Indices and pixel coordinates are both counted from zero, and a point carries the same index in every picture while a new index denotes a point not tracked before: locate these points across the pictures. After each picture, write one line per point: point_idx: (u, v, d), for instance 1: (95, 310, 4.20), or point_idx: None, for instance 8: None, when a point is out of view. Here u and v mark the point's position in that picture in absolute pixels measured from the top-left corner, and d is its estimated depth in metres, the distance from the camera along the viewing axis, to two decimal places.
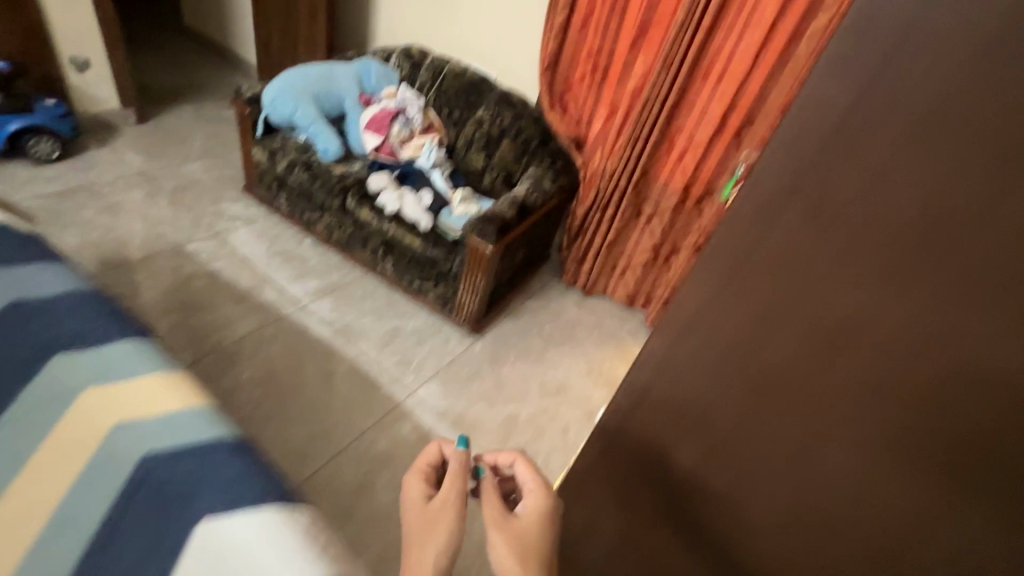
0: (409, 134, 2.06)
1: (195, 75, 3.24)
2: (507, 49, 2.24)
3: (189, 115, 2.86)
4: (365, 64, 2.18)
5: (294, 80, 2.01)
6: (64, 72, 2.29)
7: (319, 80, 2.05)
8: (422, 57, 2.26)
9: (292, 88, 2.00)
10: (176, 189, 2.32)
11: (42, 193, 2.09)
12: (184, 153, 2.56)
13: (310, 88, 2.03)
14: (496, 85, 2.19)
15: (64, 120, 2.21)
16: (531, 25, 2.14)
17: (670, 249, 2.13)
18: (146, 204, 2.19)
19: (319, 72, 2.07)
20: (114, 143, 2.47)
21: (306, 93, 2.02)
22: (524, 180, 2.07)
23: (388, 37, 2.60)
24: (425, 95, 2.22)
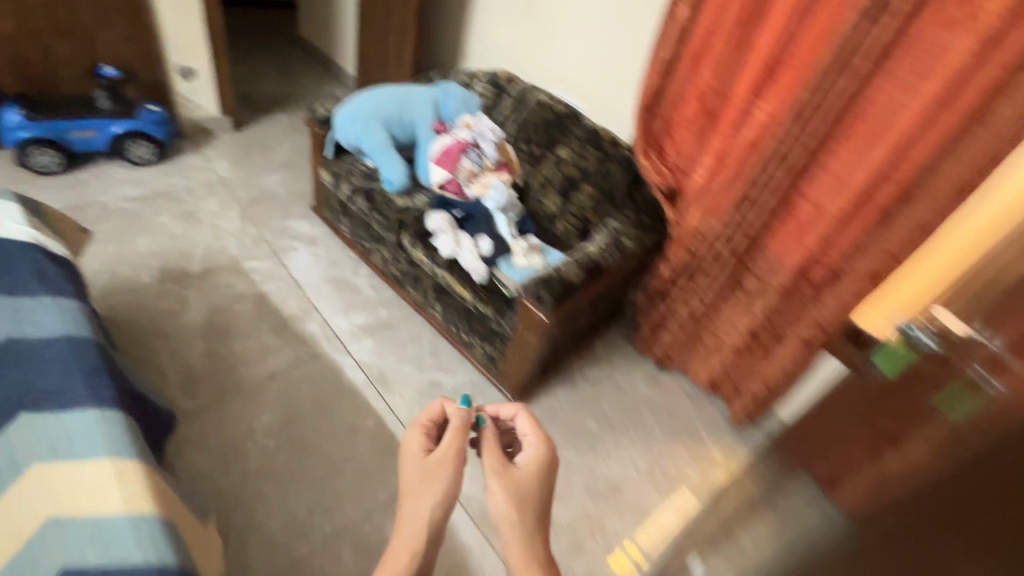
0: (478, 170, 1.85)
1: (299, 85, 3.32)
2: (603, 81, 1.96)
3: (281, 125, 2.90)
4: (446, 90, 2.02)
5: (368, 102, 1.90)
6: (171, 79, 2.38)
7: (393, 104, 1.93)
8: (508, 84, 2.06)
9: (365, 111, 1.89)
10: (250, 201, 2.31)
11: (130, 195, 2.16)
12: (267, 164, 2.57)
13: (383, 112, 1.91)
14: (585, 120, 1.93)
15: (162, 126, 2.29)
16: (634, 56, 1.84)
17: (773, 337, 1.73)
18: (218, 214, 2.20)
19: (396, 95, 1.95)
20: (207, 148, 2.54)
21: (379, 117, 1.90)
22: (602, 234, 1.78)
23: (476, 59, 2.42)
24: (505, 126, 2.01)
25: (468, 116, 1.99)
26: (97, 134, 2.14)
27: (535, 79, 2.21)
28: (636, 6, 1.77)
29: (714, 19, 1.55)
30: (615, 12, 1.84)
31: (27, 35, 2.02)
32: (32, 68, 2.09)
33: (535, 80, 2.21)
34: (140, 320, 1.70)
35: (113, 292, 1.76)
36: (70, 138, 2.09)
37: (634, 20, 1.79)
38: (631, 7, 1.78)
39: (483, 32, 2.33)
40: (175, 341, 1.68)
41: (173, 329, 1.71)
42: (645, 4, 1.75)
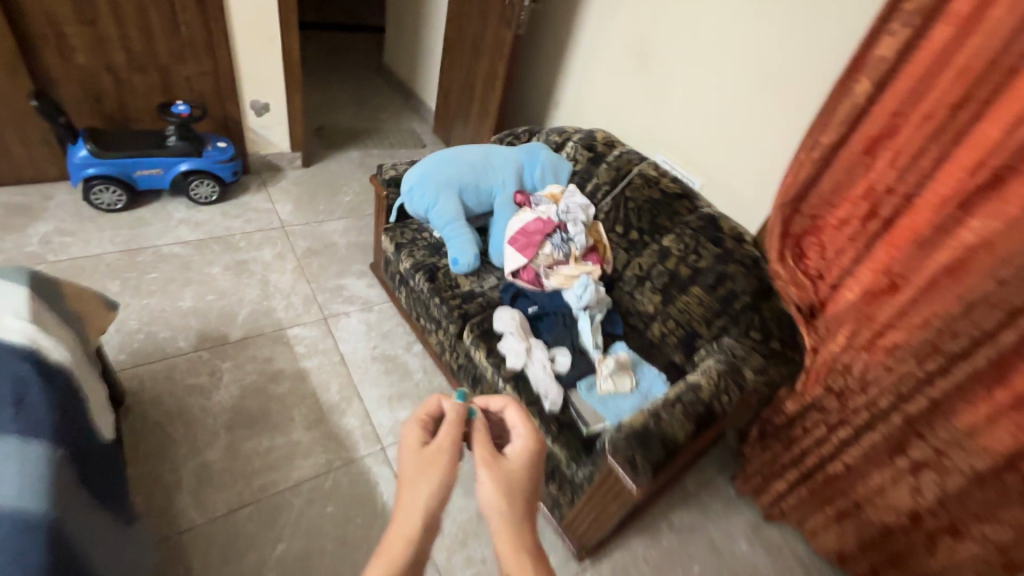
0: (562, 256, 1.52)
1: (377, 118, 3.17)
2: (730, 161, 1.60)
3: (353, 163, 2.74)
4: (532, 152, 1.72)
5: (442, 166, 1.63)
6: (244, 115, 2.27)
7: (470, 169, 1.65)
8: (607, 150, 1.73)
9: (437, 175, 1.62)
10: (308, 252, 2.13)
11: (185, 238, 2.02)
12: (332, 208, 2.39)
13: (458, 178, 1.63)
14: (703, 202, 1.54)
15: (228, 164, 2.15)
16: (776, 137, 1.46)
17: (948, 529, 1.26)
18: (271, 266, 2.02)
19: (475, 158, 1.67)
20: (273, 188, 2.40)
21: (452, 184, 1.62)
22: (712, 357, 1.40)
23: (569, 109, 2.13)
24: (597, 200, 1.67)
25: (555, 187, 1.69)
26: (161, 173, 2.04)
27: (639, 140, 1.89)
28: (787, 77, 1.40)
29: (906, 98, 1.15)
30: (755, 82, 1.47)
31: (106, 67, 1.95)
32: (109, 101, 2.02)
33: (639, 141, 1.89)
34: (166, 396, 1.52)
35: (145, 359, 1.60)
36: (135, 176, 1.99)
37: (781, 94, 1.42)
38: (779, 79, 1.41)
39: (582, 81, 2.04)
40: (197, 428, 1.47)
41: (200, 413, 1.51)
42: (800, 77, 1.37)
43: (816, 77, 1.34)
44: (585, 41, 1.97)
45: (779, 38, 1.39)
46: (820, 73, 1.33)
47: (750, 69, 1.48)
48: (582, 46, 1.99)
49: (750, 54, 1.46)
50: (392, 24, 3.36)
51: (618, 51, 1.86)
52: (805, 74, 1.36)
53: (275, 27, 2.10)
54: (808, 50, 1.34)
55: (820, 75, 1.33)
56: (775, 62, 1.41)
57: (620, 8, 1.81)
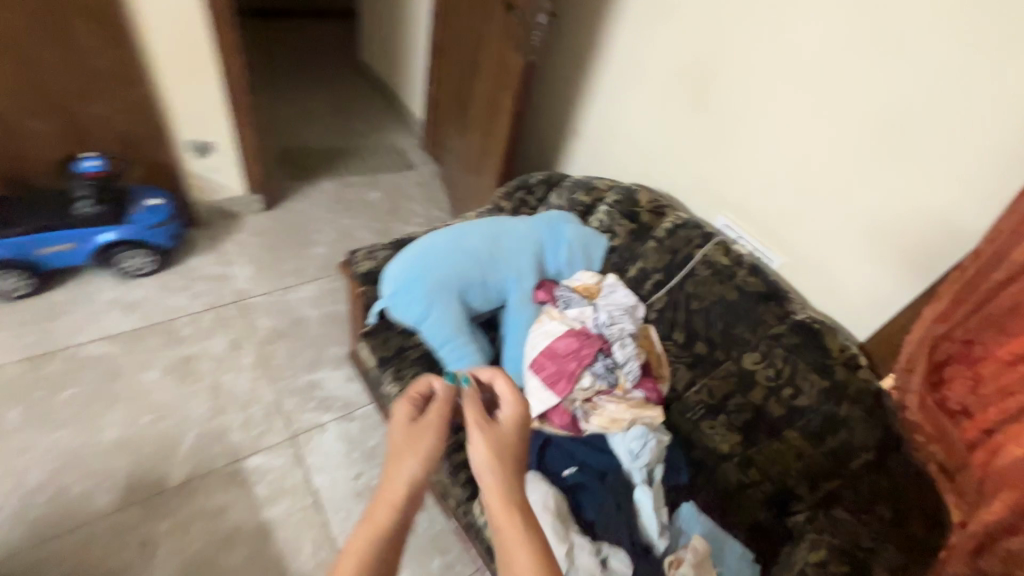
0: (606, 388, 1.09)
1: (355, 132, 2.68)
2: (825, 248, 1.19)
3: (327, 197, 2.27)
4: (553, 226, 1.29)
5: (434, 262, 1.20)
6: (182, 158, 1.81)
7: (473, 262, 1.22)
8: (654, 220, 1.30)
9: (428, 277, 1.18)
10: (270, 336, 1.70)
11: (112, 331, 1.59)
12: (302, 266, 1.96)
13: (457, 277, 1.20)
14: (798, 304, 1.12)
15: (162, 228, 1.69)
16: (902, 230, 1.05)
17: None
18: (224, 362, 1.60)
19: (478, 244, 1.23)
20: (227, 244, 1.95)
21: (450, 287, 1.19)
22: (820, 535, 0.99)
23: (592, 142, 1.70)
24: (645, 293, 1.25)
25: (588, 275, 1.26)
26: (76, 247, 1.60)
27: (686, 191, 1.46)
28: (932, 152, 0.98)
29: None
30: (879, 151, 1.05)
31: None
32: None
33: (686, 192, 1.46)
34: None
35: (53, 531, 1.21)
36: (38, 255, 1.56)
37: (918, 173, 1.01)
38: (923, 150, 0.99)
39: (610, 109, 1.60)
40: None
41: None
42: (953, 154, 0.96)
43: (982, 159, 0.93)
44: (618, 64, 1.52)
45: (924, 97, 0.97)
46: (991, 155, 0.92)
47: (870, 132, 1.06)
48: (615, 69, 1.53)
49: (872, 111, 1.05)
50: (366, 15, 2.83)
51: (666, 83, 1.42)
52: (964, 152, 0.95)
53: (207, 47, 1.63)
54: (974, 119, 0.92)
55: (989, 157, 0.92)
56: (913, 128, 1.00)
57: (673, 23, 1.34)
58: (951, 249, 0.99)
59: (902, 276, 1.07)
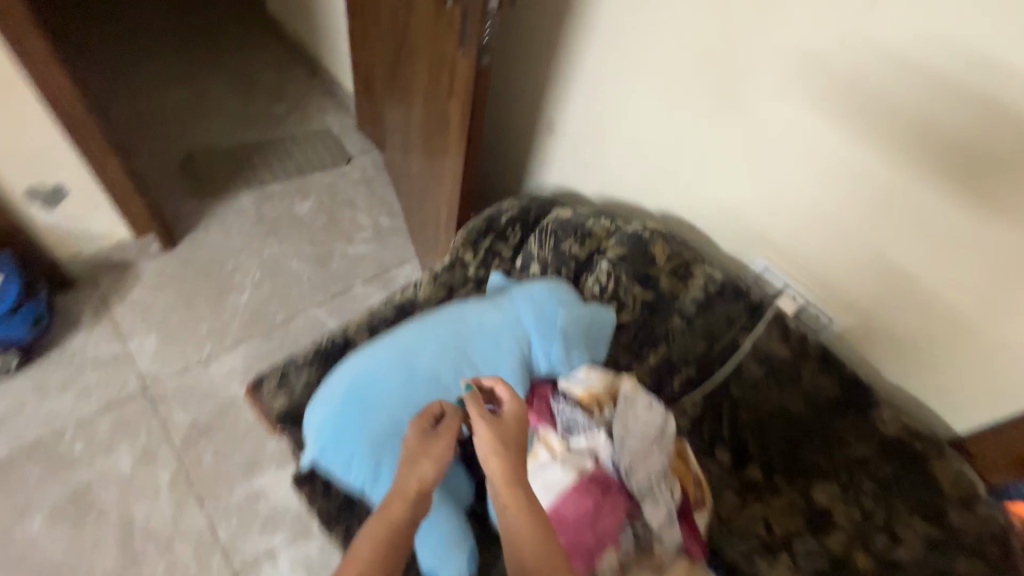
0: (632, 554, 0.80)
1: (272, 117, 2.13)
2: (802, 202, 1.01)
3: (245, 218, 1.81)
4: (538, 311, 0.93)
5: (374, 401, 0.85)
6: (25, 213, 1.34)
7: (430, 389, 0.87)
8: (677, 286, 0.94)
9: (365, 426, 0.84)
10: (191, 436, 1.35)
11: None
12: (224, 324, 1.56)
13: (409, 415, 0.85)
14: (890, 416, 0.81)
15: (16, 313, 1.31)
16: (895, 161, 0.88)
17: None
18: (133, 485, 1.26)
19: (435, 362, 0.88)
20: (119, 308, 1.52)
21: (401, 433, 0.84)
22: None
23: (571, 135, 1.30)
24: (672, 391, 0.91)
25: (593, 374, 0.90)
26: None
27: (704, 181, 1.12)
28: None
29: None
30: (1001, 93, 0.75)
31: None
32: None
33: (704, 183, 1.12)
34: None
35: None
36: None
37: None
38: None
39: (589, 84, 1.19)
40: None
41: None
42: None
43: None
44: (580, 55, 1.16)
45: None
46: None
47: (842, 57, 0.86)
48: (581, 64, 1.17)
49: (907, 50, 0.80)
50: None
51: (637, 51, 1.08)
52: None
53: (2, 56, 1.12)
54: None
55: None
56: None
57: None
58: (985, 180, 0.81)
59: (924, 225, 0.89)
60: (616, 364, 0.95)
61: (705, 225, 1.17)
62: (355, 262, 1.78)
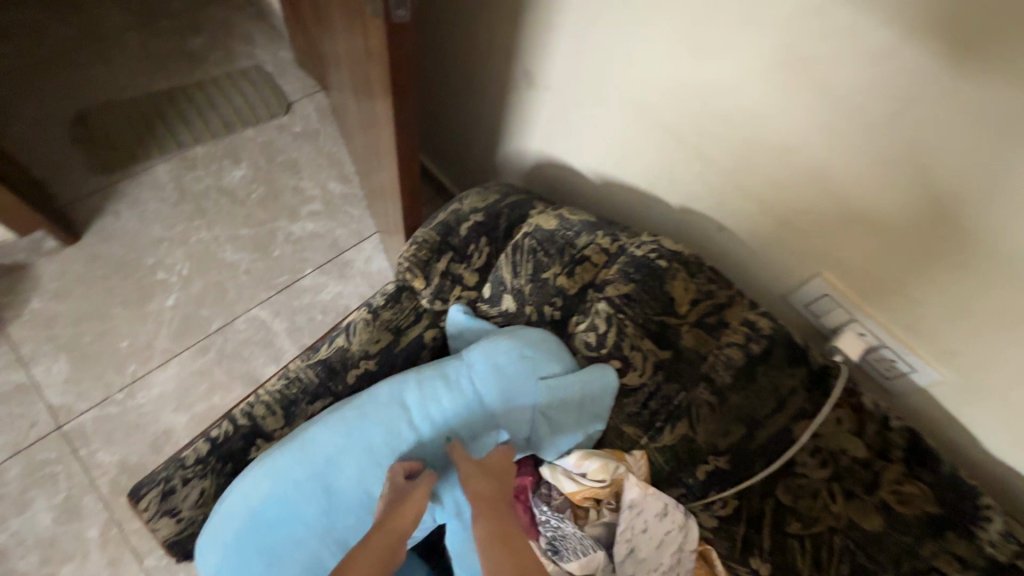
0: None
1: (185, 55, 1.70)
2: (847, 110, 0.64)
3: (162, 196, 1.48)
4: (503, 391, 0.69)
5: (288, 541, 0.65)
6: None
7: (360, 517, 0.66)
8: (704, 341, 0.69)
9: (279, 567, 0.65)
10: (119, 481, 1.15)
11: None
12: (147, 335, 1.30)
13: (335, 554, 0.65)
14: (1000, 534, 0.57)
15: None
16: (936, 57, 0.54)
17: None
18: (56, 546, 1.08)
19: (367, 479, 0.66)
20: (18, 326, 1.27)
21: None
22: None
23: (530, 70, 0.95)
24: (694, 483, 0.67)
25: (589, 464, 0.65)
26: None
27: (697, 122, 0.78)
28: None
29: None
30: None
31: None
32: None
33: (699, 124, 0.78)
34: None
35: None
36: None
37: None
38: None
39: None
40: None
41: None
42: None
43: None
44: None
45: None
46: None
47: None
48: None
49: None
50: None
51: None
52: None
53: None
54: None
55: None
56: None
57: None
58: None
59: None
60: (620, 438, 0.71)
61: (700, 149, 0.81)
62: (301, 244, 1.48)
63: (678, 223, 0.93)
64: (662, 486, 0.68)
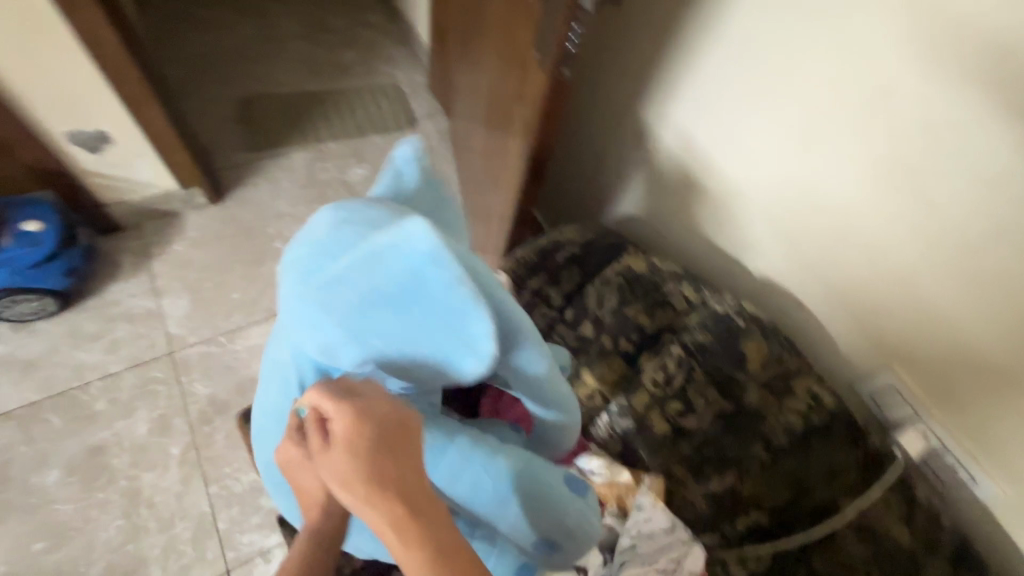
0: None
1: (339, 65, 1.96)
2: (936, 221, 0.69)
3: (294, 179, 1.70)
4: (330, 330, 0.50)
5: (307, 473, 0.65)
6: (71, 157, 1.30)
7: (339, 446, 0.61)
8: (768, 402, 0.74)
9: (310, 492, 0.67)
10: (206, 411, 1.31)
11: (8, 407, 1.25)
12: (257, 292, 1.49)
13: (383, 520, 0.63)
14: None
15: (50, 264, 1.25)
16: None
17: None
18: (144, 454, 1.24)
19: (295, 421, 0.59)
20: (160, 262, 1.48)
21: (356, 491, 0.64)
22: None
23: (645, 135, 1.07)
24: (732, 533, 0.71)
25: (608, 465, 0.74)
26: None
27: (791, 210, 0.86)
28: None
29: None
30: None
31: None
32: None
33: (793, 212, 0.86)
34: None
35: None
36: None
37: None
38: None
39: (658, 68, 0.97)
40: None
41: None
42: None
43: None
44: (696, 54, 0.90)
45: None
46: None
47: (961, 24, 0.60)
48: (694, 70, 0.91)
49: None
50: None
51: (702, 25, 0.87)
52: None
53: None
54: None
55: None
56: None
57: None
58: None
59: None
60: (668, 475, 0.75)
61: (790, 233, 0.88)
62: None
63: (757, 293, 0.99)
64: (699, 529, 0.72)
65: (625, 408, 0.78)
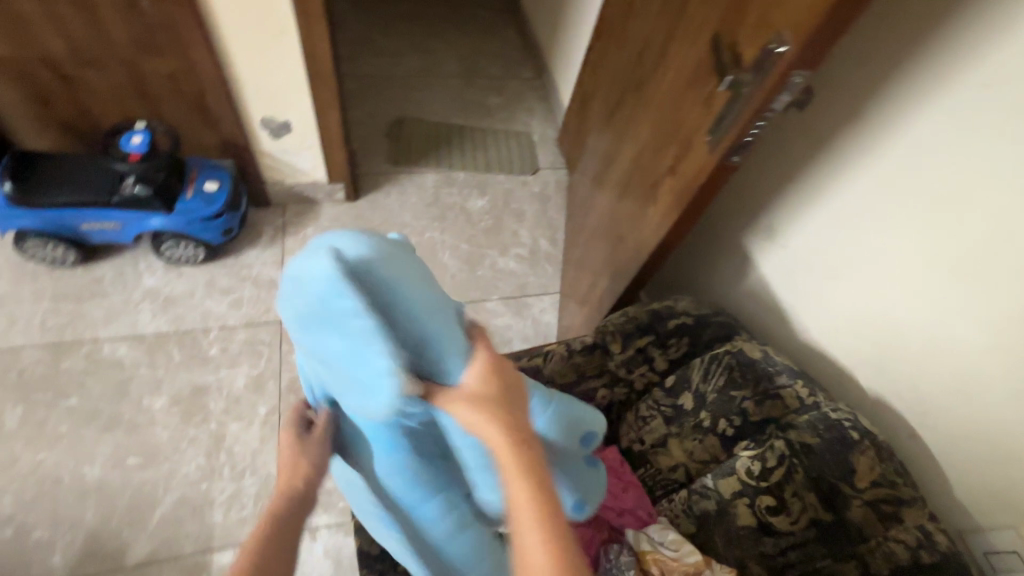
0: None
1: (483, 107, 2.16)
2: None
3: (421, 196, 1.86)
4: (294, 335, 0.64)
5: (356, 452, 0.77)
6: (256, 138, 1.51)
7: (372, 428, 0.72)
8: (871, 523, 0.72)
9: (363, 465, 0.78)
10: (296, 383, 1.41)
11: (142, 332, 1.42)
12: None
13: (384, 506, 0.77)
14: None
15: (214, 222, 1.44)
16: None
17: None
18: (237, 405, 1.36)
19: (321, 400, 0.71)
20: (293, 240, 1.65)
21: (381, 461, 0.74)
22: None
23: (767, 238, 1.11)
24: None
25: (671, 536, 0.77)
26: (121, 228, 1.40)
27: (905, 346, 0.88)
28: None
29: None
30: None
31: (47, 65, 1.26)
32: (64, 108, 1.36)
33: (907, 348, 0.88)
34: None
35: None
36: (82, 231, 1.39)
37: None
38: None
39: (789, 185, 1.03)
40: None
41: None
42: None
43: None
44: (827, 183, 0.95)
45: None
46: None
47: None
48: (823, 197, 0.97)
49: None
50: None
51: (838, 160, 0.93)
52: None
53: (284, 5, 1.23)
54: None
55: None
56: None
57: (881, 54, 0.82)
58: None
59: None
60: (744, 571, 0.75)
61: (897, 366, 0.90)
62: (498, 276, 1.74)
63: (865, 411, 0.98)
64: None
65: (709, 488, 0.80)
